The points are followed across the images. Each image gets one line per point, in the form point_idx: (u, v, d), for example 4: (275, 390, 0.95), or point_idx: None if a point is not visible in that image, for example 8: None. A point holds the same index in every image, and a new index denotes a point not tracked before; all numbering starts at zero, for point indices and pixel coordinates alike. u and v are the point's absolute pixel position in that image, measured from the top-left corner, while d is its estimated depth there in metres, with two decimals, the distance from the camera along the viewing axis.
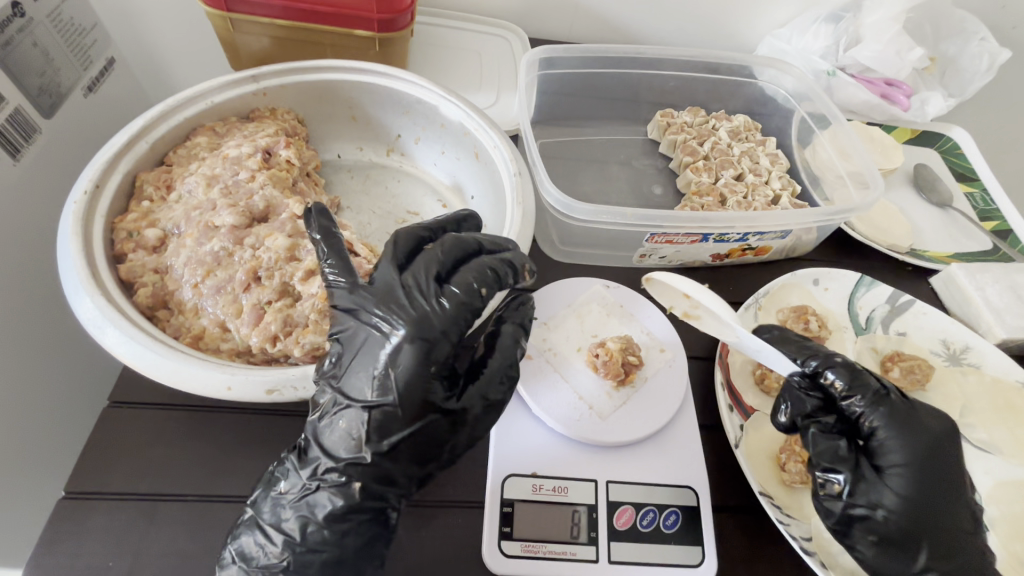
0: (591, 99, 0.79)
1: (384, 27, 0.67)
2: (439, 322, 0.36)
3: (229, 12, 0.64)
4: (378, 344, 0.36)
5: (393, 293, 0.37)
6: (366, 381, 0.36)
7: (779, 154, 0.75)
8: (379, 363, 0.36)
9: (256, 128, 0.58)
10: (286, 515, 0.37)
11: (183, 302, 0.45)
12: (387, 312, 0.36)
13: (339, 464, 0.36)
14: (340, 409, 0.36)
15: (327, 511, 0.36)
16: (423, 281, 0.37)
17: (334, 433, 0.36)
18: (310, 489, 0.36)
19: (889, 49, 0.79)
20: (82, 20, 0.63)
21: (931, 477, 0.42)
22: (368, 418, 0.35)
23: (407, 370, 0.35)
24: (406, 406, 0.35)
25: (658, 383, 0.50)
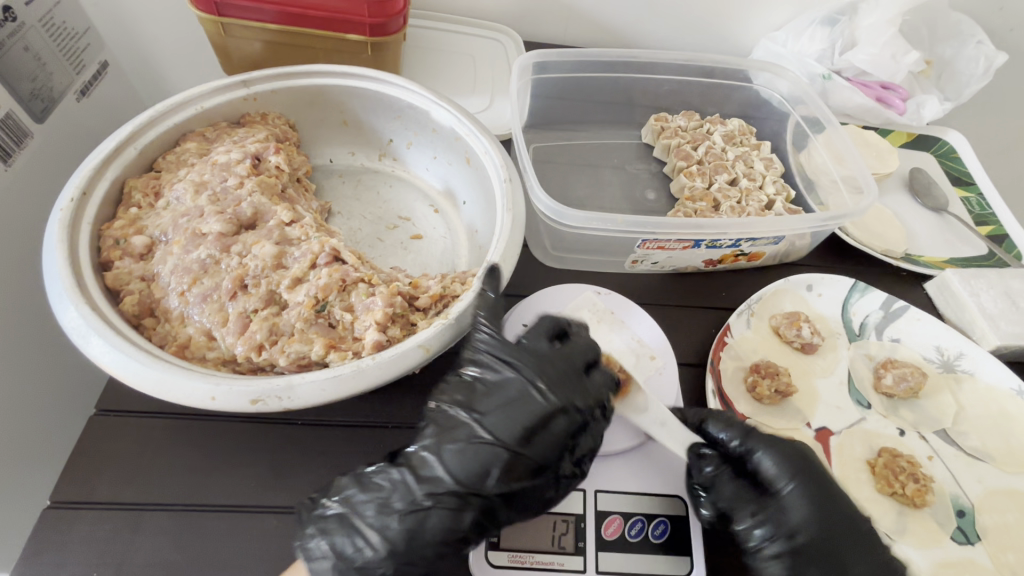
0: (585, 103, 0.78)
1: (376, 31, 0.66)
2: (584, 399, 0.43)
3: (220, 16, 0.64)
4: (527, 398, 0.41)
5: (552, 363, 0.44)
6: (511, 428, 0.40)
7: (773, 158, 0.74)
8: (528, 417, 0.40)
9: (246, 134, 0.57)
10: (391, 522, 0.37)
11: (169, 310, 0.44)
12: (543, 376, 0.42)
13: (458, 483, 0.38)
14: (473, 439, 0.40)
15: (442, 526, 0.37)
16: (578, 359, 0.44)
17: (460, 457, 0.39)
18: (423, 503, 0.38)
19: (884, 53, 0.79)
20: (75, 24, 0.63)
21: (820, 511, 0.42)
22: (501, 457, 0.39)
23: (551, 434, 0.41)
24: (538, 458, 0.40)
25: (648, 391, 0.50)
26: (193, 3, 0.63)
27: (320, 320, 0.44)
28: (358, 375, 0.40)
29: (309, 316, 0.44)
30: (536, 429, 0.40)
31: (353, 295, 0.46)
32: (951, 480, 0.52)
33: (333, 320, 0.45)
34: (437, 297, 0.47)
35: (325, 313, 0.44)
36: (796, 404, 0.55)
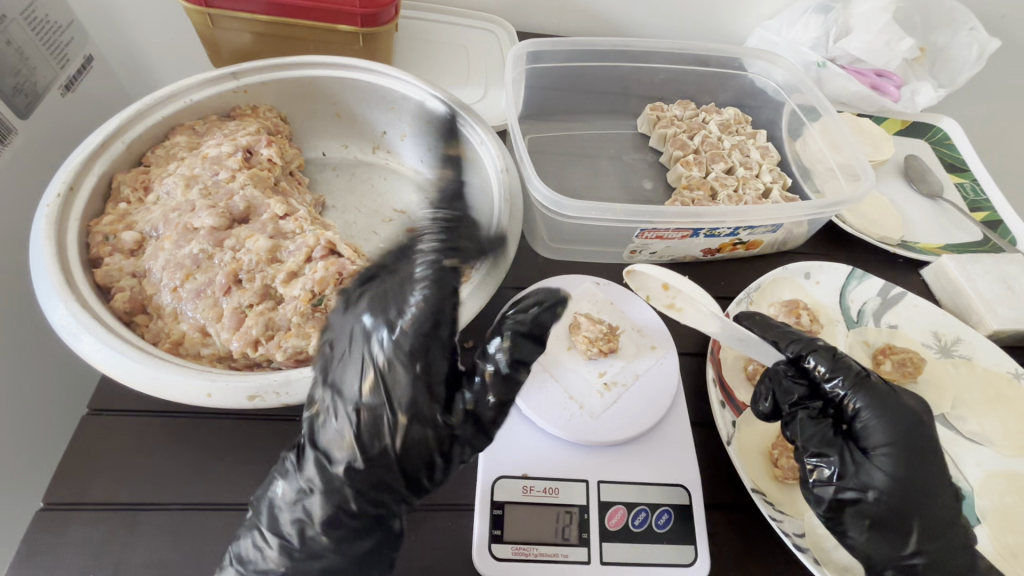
0: (580, 93, 0.78)
1: (368, 21, 0.65)
2: (424, 321, 0.36)
3: (207, 7, 0.63)
4: (369, 342, 0.37)
5: (384, 294, 0.38)
6: (357, 381, 0.36)
7: (770, 147, 0.74)
8: (367, 365, 0.36)
9: (237, 126, 0.57)
10: (283, 518, 0.36)
11: (161, 306, 0.43)
12: (376, 312, 0.37)
13: (337, 465, 0.35)
14: (332, 408, 0.36)
15: (320, 514, 0.35)
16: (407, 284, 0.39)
17: (331, 434, 0.36)
18: (306, 491, 0.35)
19: (879, 40, 0.79)
20: (57, 17, 0.61)
21: (916, 451, 0.42)
22: (358, 419, 0.35)
23: (397, 375, 0.35)
24: (394, 411, 0.35)
25: (650, 380, 0.49)
26: None
27: (317, 314, 0.43)
28: None
29: (306, 310, 0.43)
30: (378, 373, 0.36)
31: None
32: (950, 464, 0.52)
33: (331, 314, 0.44)
34: None
35: (322, 307, 0.44)
36: None
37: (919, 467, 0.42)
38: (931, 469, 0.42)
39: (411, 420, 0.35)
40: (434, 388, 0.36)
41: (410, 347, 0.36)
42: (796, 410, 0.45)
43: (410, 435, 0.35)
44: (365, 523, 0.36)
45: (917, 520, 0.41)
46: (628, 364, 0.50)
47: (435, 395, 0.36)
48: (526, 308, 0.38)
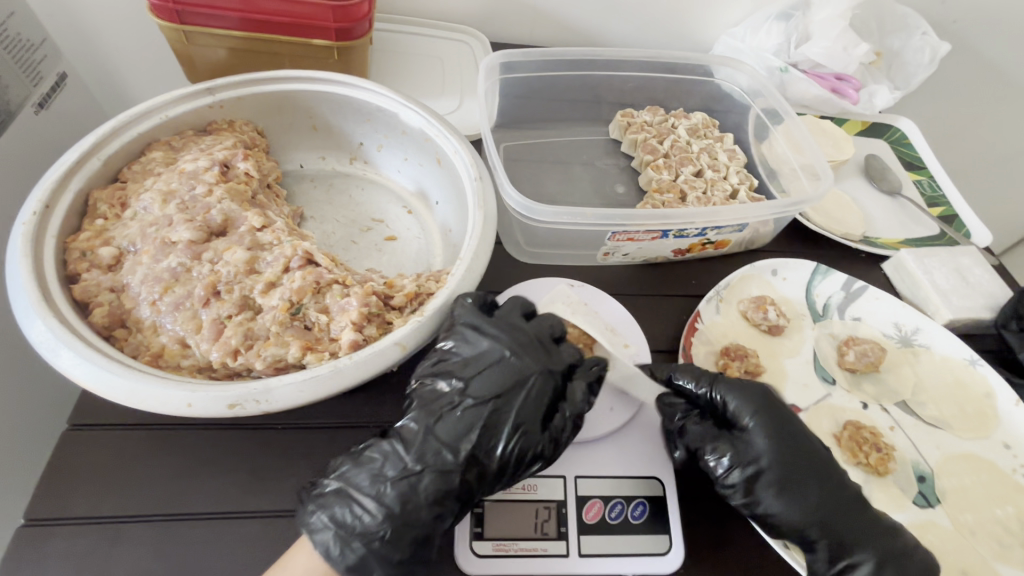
0: (553, 101, 0.80)
1: (342, 35, 0.67)
2: (556, 361, 0.46)
3: (181, 24, 0.64)
4: (502, 367, 0.44)
5: (525, 336, 0.47)
6: (490, 387, 0.44)
7: (737, 149, 0.77)
8: (502, 378, 0.44)
9: (213, 141, 0.58)
10: (387, 490, 0.40)
11: (140, 319, 0.44)
12: (519, 344, 0.46)
13: (450, 455, 0.41)
14: (454, 407, 0.43)
15: (429, 491, 0.40)
16: (546, 334, 0.48)
17: (452, 424, 0.42)
18: (412, 470, 0.40)
19: (837, 45, 0.82)
20: (30, 35, 0.61)
21: (776, 419, 0.48)
22: (484, 415, 0.42)
23: (529, 389, 0.44)
24: (522, 421, 0.43)
25: (622, 377, 0.51)
26: (154, 12, 0.63)
27: (296, 322, 0.44)
28: (336, 374, 0.40)
29: (285, 319, 0.44)
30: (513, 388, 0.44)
31: (328, 296, 0.46)
32: (912, 448, 0.54)
33: (309, 322, 0.45)
34: (413, 295, 0.47)
35: (301, 316, 0.45)
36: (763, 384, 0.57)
37: (785, 431, 0.47)
38: (796, 434, 0.47)
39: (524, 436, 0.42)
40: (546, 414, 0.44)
41: (542, 378, 0.44)
42: (683, 422, 0.48)
43: (515, 447, 0.42)
44: (454, 508, 0.41)
45: (803, 475, 0.45)
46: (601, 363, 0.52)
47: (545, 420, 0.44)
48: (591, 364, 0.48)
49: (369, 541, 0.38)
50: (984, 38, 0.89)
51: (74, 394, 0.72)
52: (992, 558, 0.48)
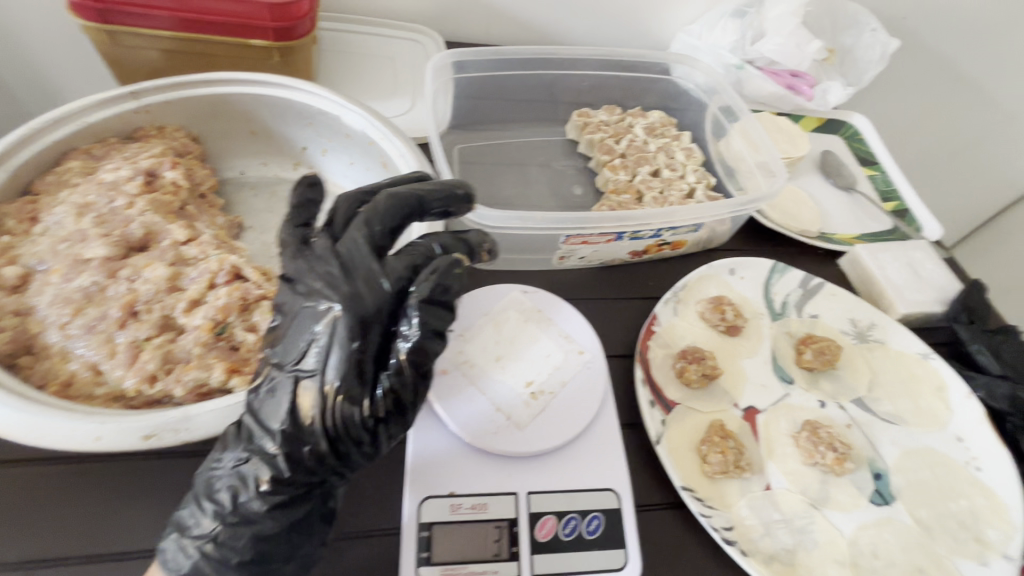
0: (508, 101, 0.78)
1: (282, 35, 0.64)
2: (373, 299, 0.37)
3: (105, 23, 0.60)
4: (312, 317, 0.37)
5: (350, 265, 0.37)
6: (303, 350, 0.36)
7: (693, 148, 0.76)
8: (309, 336, 0.37)
9: (139, 149, 0.54)
10: (219, 485, 0.36)
11: (49, 345, 0.40)
12: (329, 289, 0.37)
13: (271, 440, 0.36)
14: (273, 383, 0.37)
15: (255, 479, 0.36)
16: (362, 256, 0.38)
17: (272, 401, 0.36)
18: (241, 461, 0.36)
19: (790, 42, 0.83)
20: None
21: None
22: (295, 387, 0.36)
23: (336, 346, 0.36)
24: (338, 384, 0.35)
25: (577, 385, 0.49)
26: (73, 11, 0.58)
27: (221, 342, 0.42)
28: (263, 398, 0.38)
29: (208, 340, 0.41)
30: (320, 342, 0.36)
31: (257, 313, 0.43)
32: (869, 444, 0.54)
33: (236, 342, 0.42)
34: None
35: (227, 335, 0.42)
36: (723, 385, 0.56)
37: None
38: None
39: (341, 401, 0.36)
40: (366, 364, 0.36)
41: (345, 328, 0.35)
42: None
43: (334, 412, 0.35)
44: (300, 490, 0.37)
45: None
46: (556, 371, 0.50)
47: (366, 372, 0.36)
48: (425, 278, 0.38)
49: (202, 545, 0.36)
50: (933, 34, 0.91)
51: None
52: (947, 554, 0.48)
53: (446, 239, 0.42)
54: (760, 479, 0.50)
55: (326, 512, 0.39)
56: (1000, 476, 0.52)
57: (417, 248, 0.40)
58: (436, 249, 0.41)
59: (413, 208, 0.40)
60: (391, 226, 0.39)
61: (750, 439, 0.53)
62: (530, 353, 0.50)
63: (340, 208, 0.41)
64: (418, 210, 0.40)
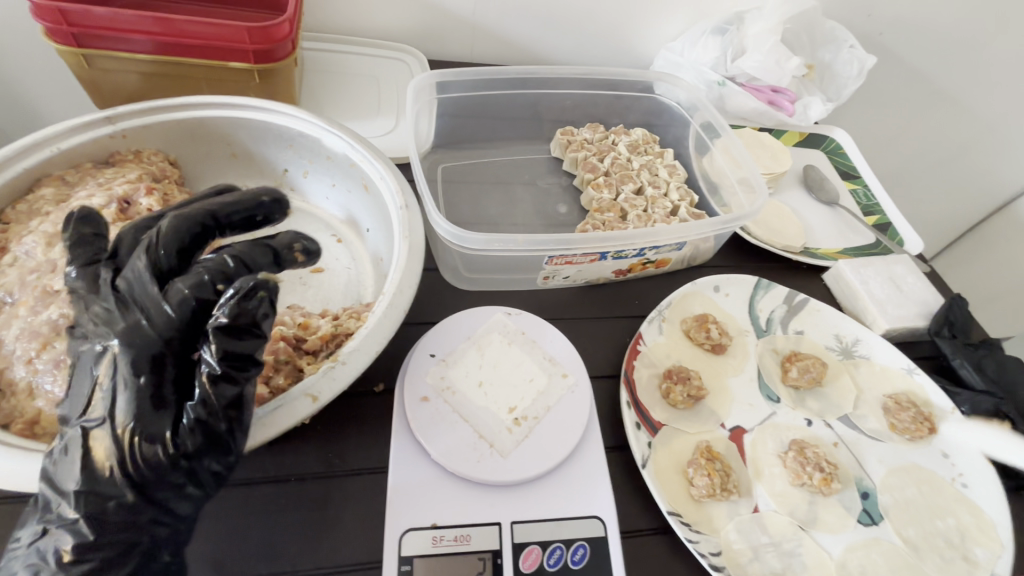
0: (492, 120, 0.78)
1: (262, 57, 0.64)
2: (156, 328, 0.35)
3: (81, 47, 0.59)
4: (92, 361, 0.35)
5: (134, 299, 0.35)
6: (94, 398, 0.34)
7: (677, 165, 0.76)
8: (95, 381, 0.34)
9: (115, 174, 0.53)
10: (15, 569, 0.32)
11: (14, 381, 0.39)
12: (108, 330, 0.35)
13: (68, 504, 0.32)
14: (69, 442, 0.34)
15: (53, 551, 0.32)
16: (135, 290, 0.36)
17: (70, 462, 0.33)
18: (39, 532, 0.33)
19: (769, 59, 0.84)
20: None
21: None
22: (90, 438, 0.33)
23: (126, 383, 0.33)
24: (134, 421, 0.33)
25: (562, 410, 0.48)
26: (49, 36, 0.58)
27: None
28: None
29: None
30: (109, 384, 0.34)
31: None
32: (856, 463, 0.54)
33: None
34: (329, 337, 0.45)
35: None
36: (709, 405, 0.55)
37: None
38: None
39: (139, 442, 0.33)
40: (164, 396, 0.34)
41: (127, 362, 0.33)
42: None
43: (129, 455, 0.32)
44: (116, 551, 0.33)
45: None
46: (540, 396, 0.49)
47: (164, 403, 0.34)
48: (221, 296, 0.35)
49: None
50: (910, 49, 0.92)
51: None
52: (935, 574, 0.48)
53: (241, 249, 0.37)
54: (748, 500, 0.50)
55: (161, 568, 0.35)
56: (986, 493, 0.52)
57: (204, 266, 0.36)
58: (228, 261, 0.36)
59: (207, 226, 0.39)
60: (181, 246, 0.38)
61: (737, 459, 0.52)
62: (513, 377, 0.50)
63: (126, 240, 0.40)
64: (214, 227, 0.40)
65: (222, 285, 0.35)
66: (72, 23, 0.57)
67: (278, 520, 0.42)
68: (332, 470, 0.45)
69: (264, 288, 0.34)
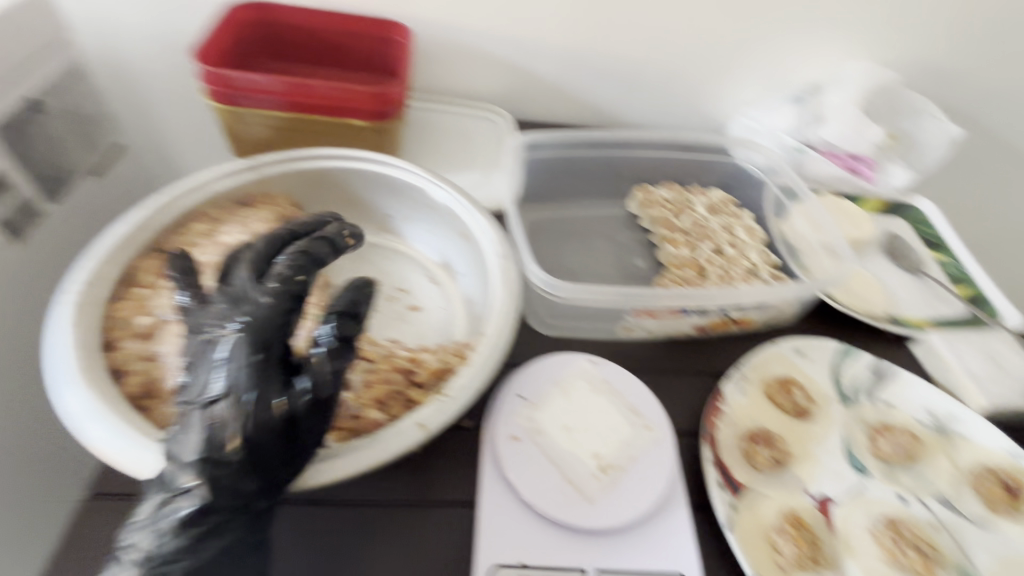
0: (574, 176, 0.82)
1: (378, 116, 0.72)
2: (264, 313, 0.39)
3: (233, 105, 0.70)
4: (209, 349, 0.40)
5: (241, 295, 0.41)
6: (209, 379, 0.39)
7: (755, 227, 0.78)
8: (212, 365, 0.39)
9: (252, 214, 0.61)
10: (141, 536, 0.37)
11: (170, 390, 0.46)
12: (221, 320, 0.40)
13: (188, 473, 0.37)
14: (187, 420, 0.38)
15: (179, 516, 0.37)
16: (241, 290, 0.41)
17: (191, 437, 0.38)
18: (163, 501, 0.37)
19: (849, 128, 0.86)
20: (80, 106, 0.79)
21: None
22: (210, 412, 0.38)
23: (244, 360, 0.38)
24: (252, 391, 0.38)
25: (647, 463, 0.49)
26: (209, 95, 0.69)
27: None
28: (356, 456, 0.42)
29: None
30: (227, 365, 0.38)
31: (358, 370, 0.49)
32: (958, 548, 0.52)
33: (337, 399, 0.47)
34: (435, 371, 0.49)
35: None
36: (793, 470, 0.55)
37: None
38: None
39: (255, 410, 0.38)
40: (271, 371, 0.39)
41: (245, 343, 0.38)
42: None
43: (252, 420, 0.38)
44: (226, 516, 0.39)
45: None
46: (625, 446, 0.50)
47: (273, 377, 0.39)
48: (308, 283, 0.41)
49: None
50: (997, 117, 0.93)
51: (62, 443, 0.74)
52: None
53: (316, 245, 0.44)
54: None
55: (255, 540, 0.40)
56: None
57: (289, 262, 0.41)
58: (310, 256, 0.43)
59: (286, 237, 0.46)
60: (270, 254, 0.44)
61: (824, 530, 0.51)
62: (599, 425, 0.51)
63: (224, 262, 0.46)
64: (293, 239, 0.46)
65: (303, 276, 0.41)
66: (232, 86, 0.68)
67: (368, 543, 0.44)
68: (419, 499, 0.47)
69: (367, 283, 0.44)
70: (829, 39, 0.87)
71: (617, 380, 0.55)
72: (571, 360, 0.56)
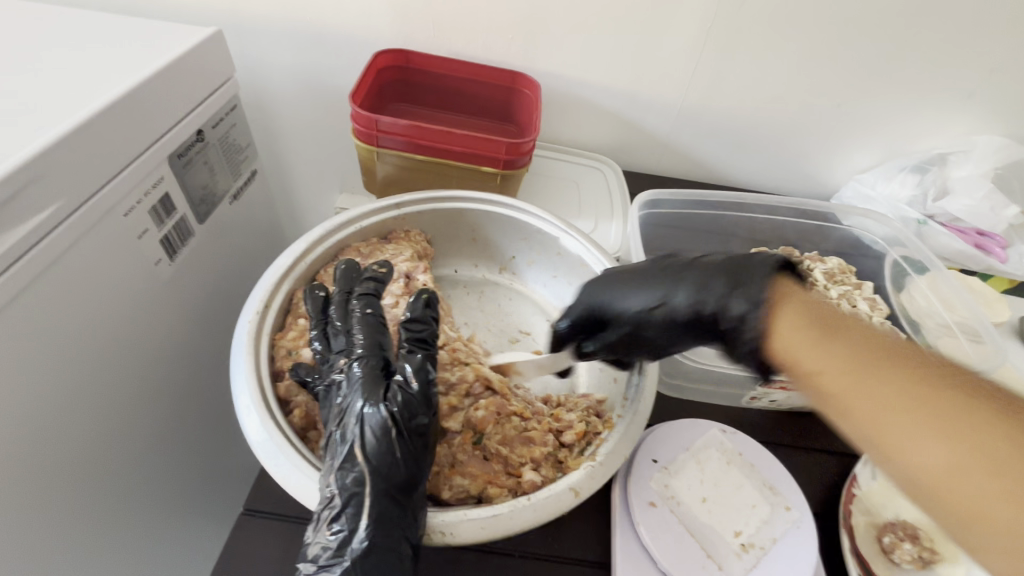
0: (687, 232, 0.83)
1: (508, 165, 0.75)
2: (357, 336, 0.47)
3: (376, 146, 0.74)
4: (331, 384, 0.47)
5: (333, 335, 0.49)
6: (335, 405, 0.45)
7: (877, 299, 0.75)
8: (337, 394, 0.46)
9: (394, 251, 0.65)
10: (309, 548, 0.41)
11: None
12: (332, 356, 0.48)
13: (327, 480, 0.41)
14: (326, 443, 0.44)
15: (325, 521, 0.40)
16: (331, 333, 0.50)
17: (328, 455, 0.43)
18: (316, 513, 0.41)
19: (982, 206, 0.84)
20: (241, 139, 0.82)
21: None
22: (340, 427, 0.43)
23: (354, 377, 0.44)
24: (362, 397, 0.43)
25: (789, 547, 0.47)
26: (357, 135, 0.74)
27: (476, 451, 0.48)
28: (516, 514, 0.42)
29: (467, 447, 0.47)
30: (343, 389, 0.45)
31: (506, 426, 0.49)
32: None
33: (488, 453, 0.48)
34: (581, 434, 0.50)
35: (481, 446, 0.48)
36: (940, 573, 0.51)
37: None
38: None
39: (365, 413, 0.42)
40: (373, 379, 0.44)
41: (353, 364, 0.45)
42: None
43: (365, 422, 0.42)
44: (358, 518, 0.40)
45: None
46: (765, 525, 0.48)
47: (374, 383, 0.44)
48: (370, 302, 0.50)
49: None
50: None
51: (187, 446, 0.78)
52: None
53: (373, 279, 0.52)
54: None
55: (393, 546, 0.40)
56: None
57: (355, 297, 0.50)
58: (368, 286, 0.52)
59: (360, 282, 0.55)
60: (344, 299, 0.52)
61: None
62: (735, 499, 0.50)
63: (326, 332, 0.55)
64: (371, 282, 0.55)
65: (367, 302, 0.50)
66: (378, 129, 0.72)
67: None
68: (548, 556, 0.48)
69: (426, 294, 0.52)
70: (962, 113, 0.85)
71: (748, 455, 0.53)
72: (702, 428, 0.55)
